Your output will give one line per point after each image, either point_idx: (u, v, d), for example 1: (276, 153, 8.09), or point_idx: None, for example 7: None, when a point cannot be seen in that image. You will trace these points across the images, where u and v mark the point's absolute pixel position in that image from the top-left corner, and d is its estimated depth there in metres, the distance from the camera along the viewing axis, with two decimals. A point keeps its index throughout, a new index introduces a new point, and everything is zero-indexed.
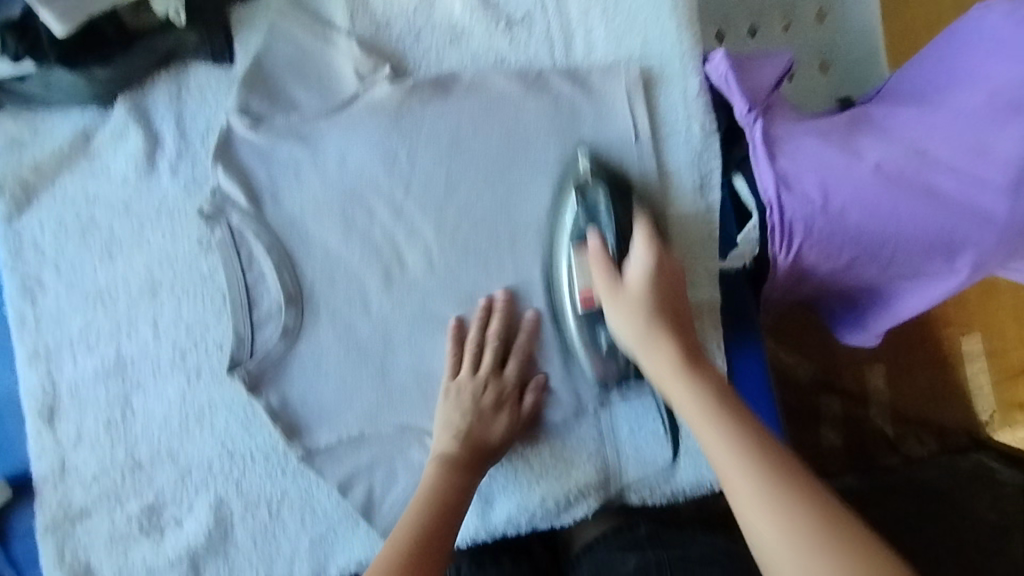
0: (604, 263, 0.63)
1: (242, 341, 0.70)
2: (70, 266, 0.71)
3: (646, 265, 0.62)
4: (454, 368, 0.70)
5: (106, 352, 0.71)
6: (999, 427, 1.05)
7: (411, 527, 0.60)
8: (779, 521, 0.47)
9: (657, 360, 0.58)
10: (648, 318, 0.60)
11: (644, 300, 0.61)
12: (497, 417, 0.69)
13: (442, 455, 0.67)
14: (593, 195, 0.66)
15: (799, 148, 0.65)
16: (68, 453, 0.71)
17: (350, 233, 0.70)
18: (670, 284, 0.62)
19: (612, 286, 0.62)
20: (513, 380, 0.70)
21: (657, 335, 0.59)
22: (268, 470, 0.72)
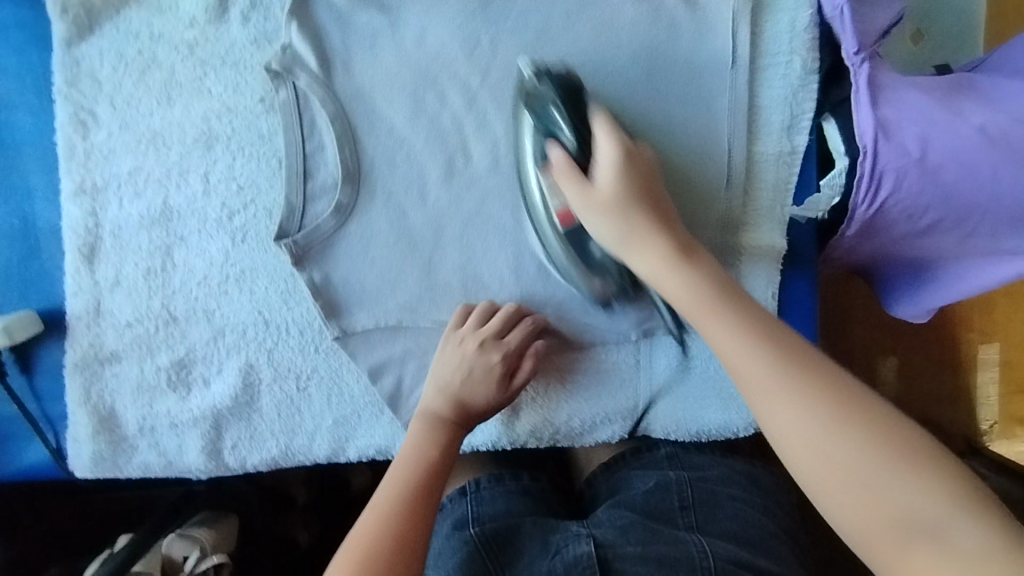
0: (572, 171, 0.57)
1: (293, 211, 0.68)
2: (126, 104, 0.68)
3: (617, 162, 0.57)
4: (458, 323, 0.67)
5: (153, 200, 0.69)
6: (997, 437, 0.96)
7: (398, 486, 0.59)
8: (800, 413, 0.45)
9: (670, 278, 0.54)
10: (630, 212, 0.56)
11: (621, 193, 0.56)
12: (486, 380, 0.65)
13: (431, 411, 0.65)
14: (540, 102, 0.59)
15: (903, 97, 0.61)
16: (104, 296, 0.70)
17: (418, 115, 0.67)
18: (638, 169, 0.57)
19: (583, 190, 0.57)
20: (517, 347, 0.66)
21: (650, 239, 0.55)
22: (301, 344, 0.71)
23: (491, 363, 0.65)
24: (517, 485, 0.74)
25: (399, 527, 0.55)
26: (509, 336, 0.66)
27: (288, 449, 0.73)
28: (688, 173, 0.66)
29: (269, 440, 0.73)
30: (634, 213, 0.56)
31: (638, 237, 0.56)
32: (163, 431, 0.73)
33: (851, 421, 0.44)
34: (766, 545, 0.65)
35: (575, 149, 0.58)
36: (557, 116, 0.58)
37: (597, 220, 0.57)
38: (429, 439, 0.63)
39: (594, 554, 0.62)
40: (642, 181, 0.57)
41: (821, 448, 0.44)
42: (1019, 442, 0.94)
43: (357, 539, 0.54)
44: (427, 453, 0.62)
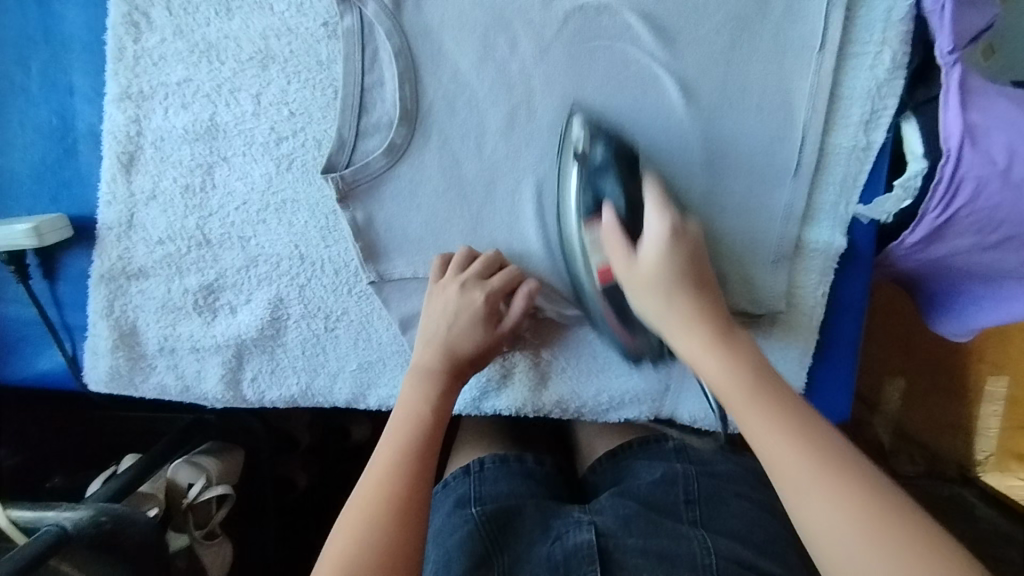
0: (619, 238, 0.56)
1: (343, 145, 0.65)
2: (183, 11, 0.65)
3: (663, 240, 0.53)
4: (438, 272, 0.65)
5: (200, 115, 0.66)
6: (990, 469, 0.95)
7: (401, 442, 0.56)
8: (835, 506, 0.41)
9: (689, 340, 0.51)
10: (668, 303, 0.52)
11: (659, 274, 0.53)
12: (479, 320, 0.63)
13: (421, 367, 0.62)
14: (593, 154, 0.60)
15: (995, 103, 0.59)
16: (139, 209, 0.68)
17: (486, 61, 0.65)
18: (693, 246, 0.54)
19: (630, 264, 0.55)
20: (501, 289, 0.63)
21: (678, 299, 0.52)
22: (334, 284, 0.69)
23: (473, 301, 0.62)
24: (521, 467, 0.72)
25: (400, 505, 0.51)
26: (492, 282, 0.63)
27: (308, 388, 0.72)
28: (755, 157, 0.64)
29: (290, 376, 0.71)
30: (683, 272, 0.52)
31: (682, 327, 0.51)
32: (183, 353, 0.71)
33: (865, 517, 0.41)
34: (771, 546, 0.62)
35: (625, 215, 0.57)
36: (610, 177, 0.58)
37: (640, 296, 0.54)
38: (418, 401, 0.59)
39: (594, 543, 0.60)
40: (691, 266, 0.53)
41: (837, 531, 0.41)
42: (1011, 477, 0.94)
43: (353, 528, 0.50)
44: (422, 418, 0.58)
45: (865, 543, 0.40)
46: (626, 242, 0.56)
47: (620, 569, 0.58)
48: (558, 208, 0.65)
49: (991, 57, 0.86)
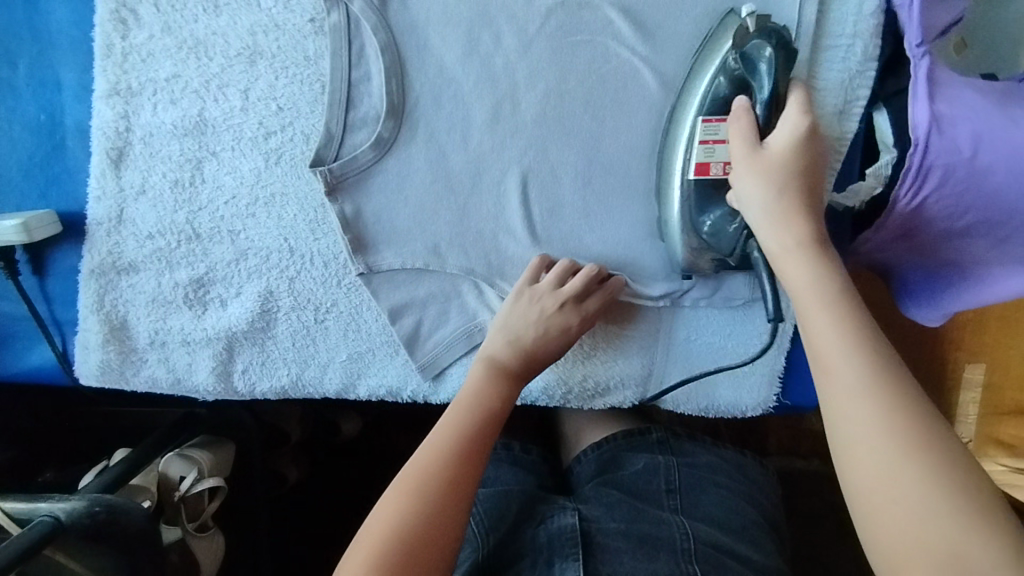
0: (746, 126, 0.56)
1: (331, 139, 0.66)
2: (170, 7, 0.66)
3: (795, 131, 0.55)
4: (530, 279, 0.67)
5: (188, 110, 0.67)
6: (970, 454, 0.97)
7: (455, 424, 0.58)
8: (877, 418, 0.42)
9: (781, 238, 0.53)
10: (779, 193, 0.54)
11: (783, 165, 0.54)
12: (563, 331, 0.65)
13: (491, 358, 0.64)
14: (754, 48, 0.56)
15: (961, 94, 0.61)
16: (128, 204, 0.69)
17: (470, 55, 0.66)
18: (814, 158, 0.55)
19: (752, 151, 0.55)
20: (593, 313, 0.66)
21: (788, 197, 0.53)
22: (324, 276, 0.70)
23: (556, 314, 0.65)
24: (508, 455, 0.74)
25: (447, 487, 0.52)
26: (587, 303, 0.66)
27: (299, 379, 0.73)
28: None
29: (281, 368, 0.72)
30: (796, 183, 0.54)
31: (780, 219, 0.53)
32: (174, 347, 0.72)
33: (905, 427, 0.42)
34: (749, 532, 0.64)
35: (763, 115, 0.57)
36: (763, 72, 0.56)
37: (745, 176, 0.55)
38: (480, 395, 0.61)
39: (578, 527, 0.61)
40: (810, 166, 0.55)
41: (870, 428, 0.42)
42: (989, 461, 0.96)
43: (401, 492, 0.52)
44: (486, 413, 0.59)
45: (896, 450, 0.41)
46: (754, 132, 0.56)
47: (601, 551, 0.60)
48: (683, 90, 0.64)
49: (964, 52, 0.87)
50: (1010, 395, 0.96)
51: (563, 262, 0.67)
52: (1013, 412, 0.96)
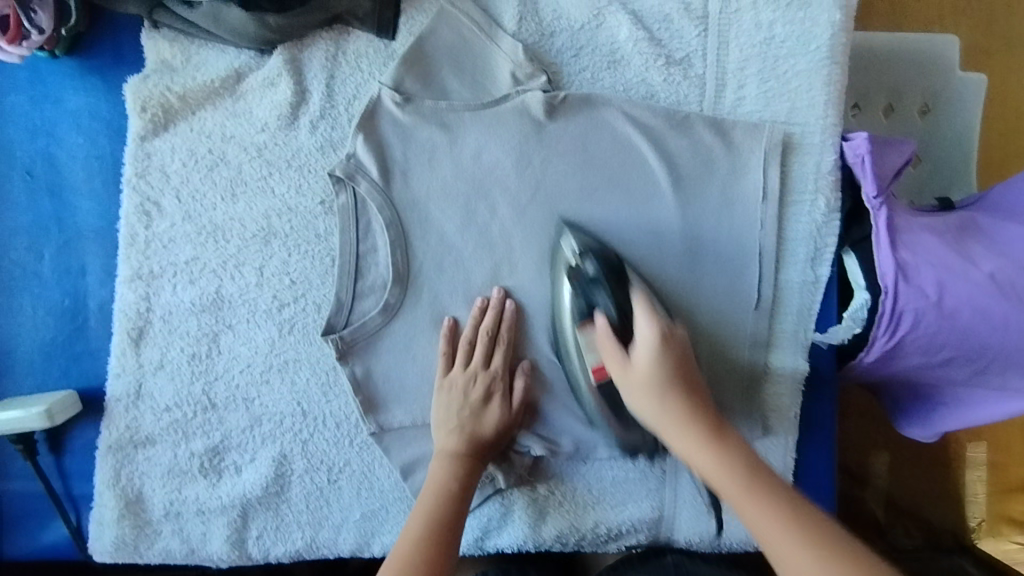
0: (612, 343, 0.62)
1: (341, 307, 0.71)
2: (190, 198, 0.71)
3: (653, 347, 0.60)
4: (445, 365, 0.70)
5: (206, 288, 0.71)
6: (984, 535, 1.03)
7: (426, 510, 0.63)
8: (809, 551, 0.49)
9: (678, 440, 0.57)
10: (660, 399, 0.58)
11: (653, 376, 0.59)
12: (489, 408, 0.68)
13: (445, 449, 0.67)
14: (583, 268, 0.65)
15: (919, 242, 0.67)
16: (146, 379, 0.71)
17: (468, 224, 0.71)
18: (679, 353, 0.60)
19: (624, 374, 0.60)
20: (503, 373, 0.70)
21: (670, 403, 0.58)
22: (336, 437, 0.72)
23: (470, 394, 0.69)
24: None
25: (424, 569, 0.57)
26: (494, 361, 0.70)
27: (313, 541, 0.73)
28: (719, 293, 0.71)
29: (295, 531, 0.73)
30: (660, 382, 0.58)
31: (668, 409, 0.58)
32: (189, 516, 0.72)
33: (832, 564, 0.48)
34: None
35: (617, 318, 0.62)
36: (598, 289, 0.64)
37: (630, 396, 0.60)
38: (446, 478, 0.65)
39: None
40: (680, 367, 0.59)
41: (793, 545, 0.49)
42: (1003, 541, 1.02)
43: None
44: (445, 491, 0.64)
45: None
46: (620, 346, 0.61)
47: None
48: (552, 306, 0.70)
49: (918, 165, 1.06)
50: (1014, 471, 1.03)
51: (469, 320, 0.71)
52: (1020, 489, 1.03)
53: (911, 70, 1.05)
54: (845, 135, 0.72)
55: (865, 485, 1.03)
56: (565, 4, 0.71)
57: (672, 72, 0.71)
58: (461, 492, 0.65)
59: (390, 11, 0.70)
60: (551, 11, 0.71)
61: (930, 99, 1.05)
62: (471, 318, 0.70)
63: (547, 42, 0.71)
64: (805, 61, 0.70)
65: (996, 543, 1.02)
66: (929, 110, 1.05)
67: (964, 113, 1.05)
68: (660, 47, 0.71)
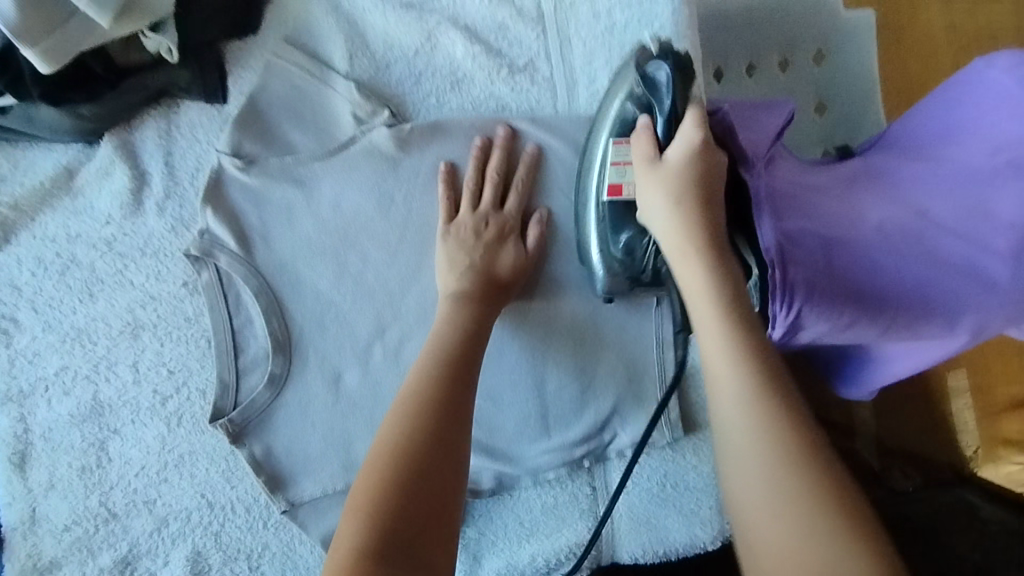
0: (648, 147, 0.54)
1: (227, 388, 0.67)
2: (48, 307, 0.67)
3: (690, 145, 0.51)
4: (448, 211, 0.66)
5: (83, 396, 0.68)
6: (983, 463, 0.97)
7: (422, 373, 0.54)
8: (764, 441, 0.40)
9: (692, 276, 0.48)
10: (683, 198, 0.50)
11: (684, 176, 0.51)
12: (504, 247, 0.64)
13: (455, 291, 0.61)
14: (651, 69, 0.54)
15: (804, 206, 0.64)
16: (39, 502, 0.68)
17: (342, 277, 0.68)
18: (716, 162, 0.52)
19: (652, 166, 0.53)
20: (516, 217, 0.65)
21: (684, 206, 0.50)
22: (248, 522, 0.69)
23: (484, 236, 0.64)
24: None
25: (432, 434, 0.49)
26: (508, 204, 0.66)
27: None
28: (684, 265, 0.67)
29: None
30: (695, 205, 0.50)
31: (683, 211, 0.50)
32: None
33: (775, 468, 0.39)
34: None
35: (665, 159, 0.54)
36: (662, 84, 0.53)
37: (647, 193, 0.53)
38: (456, 323, 0.58)
39: None
40: (709, 173, 0.51)
41: (748, 435, 0.41)
42: (1005, 465, 0.96)
43: (371, 463, 0.48)
44: (448, 340, 0.56)
45: (786, 485, 0.39)
46: (653, 150, 0.54)
47: None
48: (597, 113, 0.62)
49: (824, 113, 1.00)
50: (999, 391, 0.98)
51: (470, 162, 0.67)
52: (1010, 407, 0.97)
53: (802, 16, 0.98)
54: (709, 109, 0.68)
55: (852, 436, 1.01)
56: (392, 31, 0.68)
57: (518, 80, 0.69)
58: (461, 378, 0.54)
59: (214, 74, 0.67)
60: (380, 43, 0.69)
61: (824, 44, 1.00)
62: (472, 160, 0.66)
63: (384, 75, 0.69)
64: (652, 41, 0.64)
65: (997, 469, 0.96)
66: (825, 56, 1.00)
67: (858, 54, 1.01)
68: (500, 58, 0.69)
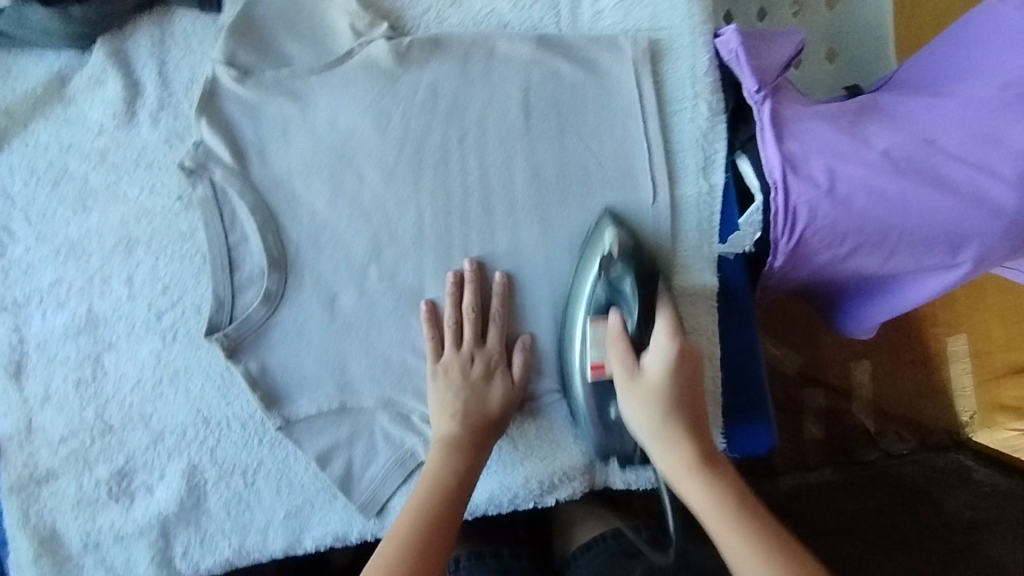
0: (625, 347, 0.60)
1: (222, 304, 0.67)
2: (42, 217, 0.67)
3: (668, 363, 0.58)
4: (436, 349, 0.67)
5: (77, 309, 0.68)
6: (979, 428, 1.00)
7: (439, 471, 0.62)
8: (766, 563, 0.52)
9: (679, 465, 0.57)
10: (664, 412, 0.58)
11: (662, 393, 0.58)
12: (491, 385, 0.66)
13: (446, 436, 0.64)
14: (617, 276, 0.62)
15: (807, 130, 0.63)
16: (35, 413, 0.69)
17: (338, 196, 0.67)
18: (691, 371, 0.59)
19: (632, 379, 0.59)
20: (499, 349, 0.67)
21: (671, 425, 0.58)
22: (244, 438, 0.69)
23: (472, 375, 0.66)
24: (496, 563, 0.77)
25: (432, 536, 0.57)
26: (489, 337, 0.67)
27: (242, 548, 0.70)
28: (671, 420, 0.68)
29: (221, 540, 0.70)
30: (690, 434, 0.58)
31: (664, 439, 0.58)
32: (109, 544, 0.69)
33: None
34: None
35: (635, 331, 0.61)
36: (627, 295, 0.62)
37: (628, 404, 0.60)
38: (453, 465, 0.62)
39: None
40: (689, 384, 0.59)
41: (758, 557, 0.52)
42: (1000, 429, 0.98)
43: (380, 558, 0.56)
44: (457, 470, 0.62)
45: None
46: (630, 351, 0.60)
47: None
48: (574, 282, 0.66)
49: (835, 60, 0.97)
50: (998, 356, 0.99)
51: (447, 296, 0.67)
52: (1009, 372, 0.99)
53: None
54: (717, 33, 0.68)
55: (849, 397, 1.02)
56: None
57: None
58: (456, 495, 0.61)
59: None
60: None
61: None
62: (450, 296, 0.67)
63: None
64: None
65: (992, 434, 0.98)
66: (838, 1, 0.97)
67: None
68: None
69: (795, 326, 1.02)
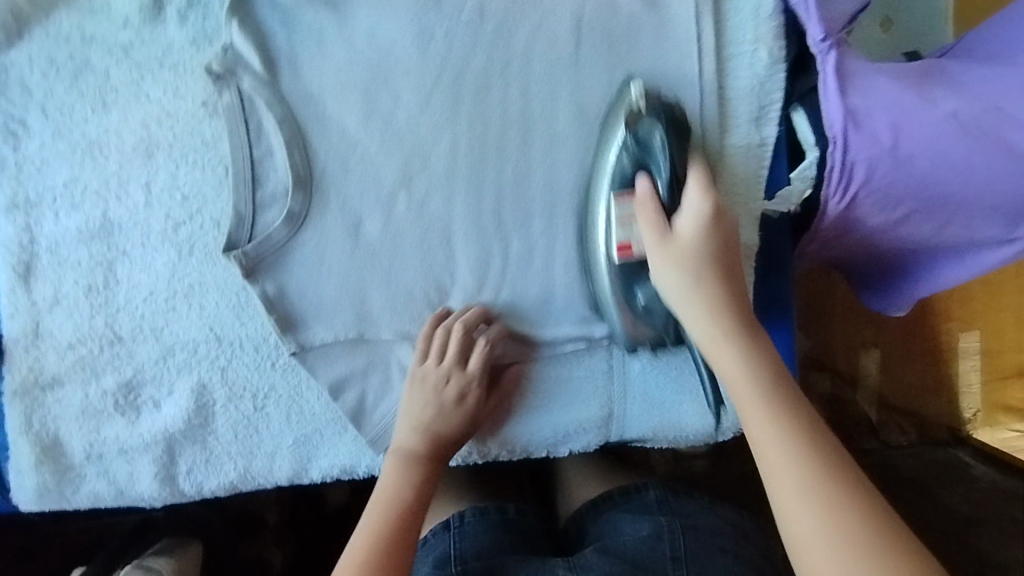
0: (653, 210, 0.57)
1: (242, 221, 0.64)
2: (58, 112, 0.64)
3: (705, 209, 0.56)
4: (421, 353, 0.65)
5: (91, 213, 0.65)
6: (981, 425, 0.98)
7: (393, 488, 0.63)
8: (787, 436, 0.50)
9: (703, 329, 0.55)
10: (694, 270, 0.55)
11: (694, 251, 0.56)
12: (460, 408, 0.65)
13: (407, 450, 0.64)
14: (646, 130, 0.59)
15: (872, 86, 0.59)
16: (43, 317, 0.66)
17: (371, 116, 0.64)
18: (726, 238, 0.56)
19: (663, 240, 0.56)
20: (478, 376, 0.65)
21: (702, 293, 0.55)
22: (256, 361, 0.67)
23: (446, 396, 0.64)
24: (501, 517, 0.73)
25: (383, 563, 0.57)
26: (471, 363, 0.65)
27: (248, 471, 0.70)
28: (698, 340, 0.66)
29: (227, 462, 0.69)
30: (721, 317, 0.54)
31: (695, 300, 0.55)
32: (112, 457, 0.68)
33: (841, 510, 0.47)
34: None
35: (667, 195, 0.58)
36: (659, 147, 0.58)
37: (659, 268, 0.57)
38: (409, 485, 0.63)
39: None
40: (723, 243, 0.56)
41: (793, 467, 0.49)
42: (1001, 429, 0.97)
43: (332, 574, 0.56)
44: (412, 489, 0.63)
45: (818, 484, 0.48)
46: (660, 213, 0.57)
47: None
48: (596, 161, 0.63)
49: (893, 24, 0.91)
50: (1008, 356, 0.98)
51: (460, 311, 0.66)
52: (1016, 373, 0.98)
53: None
54: None
55: (854, 385, 1.00)
56: None
57: None
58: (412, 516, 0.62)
59: None
60: None
61: None
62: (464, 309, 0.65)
63: None
64: None
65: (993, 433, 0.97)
66: None
67: None
68: None
69: (817, 305, 0.99)
